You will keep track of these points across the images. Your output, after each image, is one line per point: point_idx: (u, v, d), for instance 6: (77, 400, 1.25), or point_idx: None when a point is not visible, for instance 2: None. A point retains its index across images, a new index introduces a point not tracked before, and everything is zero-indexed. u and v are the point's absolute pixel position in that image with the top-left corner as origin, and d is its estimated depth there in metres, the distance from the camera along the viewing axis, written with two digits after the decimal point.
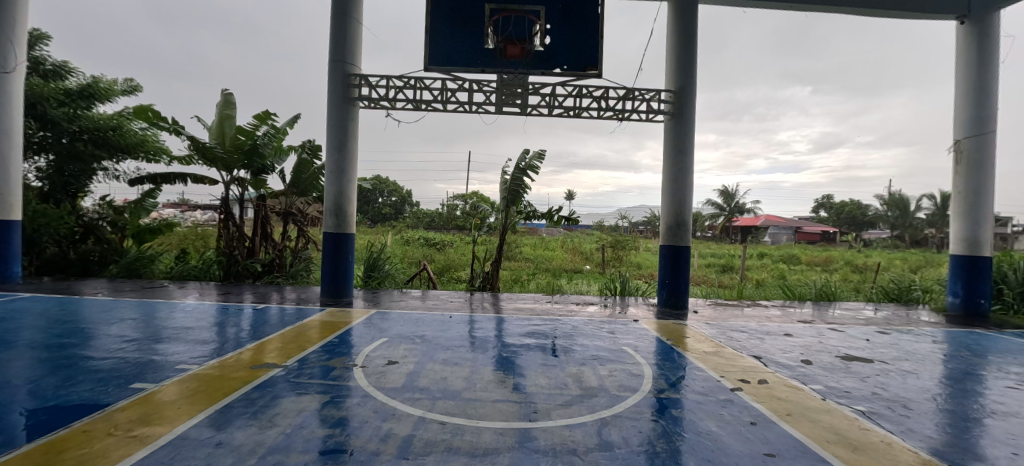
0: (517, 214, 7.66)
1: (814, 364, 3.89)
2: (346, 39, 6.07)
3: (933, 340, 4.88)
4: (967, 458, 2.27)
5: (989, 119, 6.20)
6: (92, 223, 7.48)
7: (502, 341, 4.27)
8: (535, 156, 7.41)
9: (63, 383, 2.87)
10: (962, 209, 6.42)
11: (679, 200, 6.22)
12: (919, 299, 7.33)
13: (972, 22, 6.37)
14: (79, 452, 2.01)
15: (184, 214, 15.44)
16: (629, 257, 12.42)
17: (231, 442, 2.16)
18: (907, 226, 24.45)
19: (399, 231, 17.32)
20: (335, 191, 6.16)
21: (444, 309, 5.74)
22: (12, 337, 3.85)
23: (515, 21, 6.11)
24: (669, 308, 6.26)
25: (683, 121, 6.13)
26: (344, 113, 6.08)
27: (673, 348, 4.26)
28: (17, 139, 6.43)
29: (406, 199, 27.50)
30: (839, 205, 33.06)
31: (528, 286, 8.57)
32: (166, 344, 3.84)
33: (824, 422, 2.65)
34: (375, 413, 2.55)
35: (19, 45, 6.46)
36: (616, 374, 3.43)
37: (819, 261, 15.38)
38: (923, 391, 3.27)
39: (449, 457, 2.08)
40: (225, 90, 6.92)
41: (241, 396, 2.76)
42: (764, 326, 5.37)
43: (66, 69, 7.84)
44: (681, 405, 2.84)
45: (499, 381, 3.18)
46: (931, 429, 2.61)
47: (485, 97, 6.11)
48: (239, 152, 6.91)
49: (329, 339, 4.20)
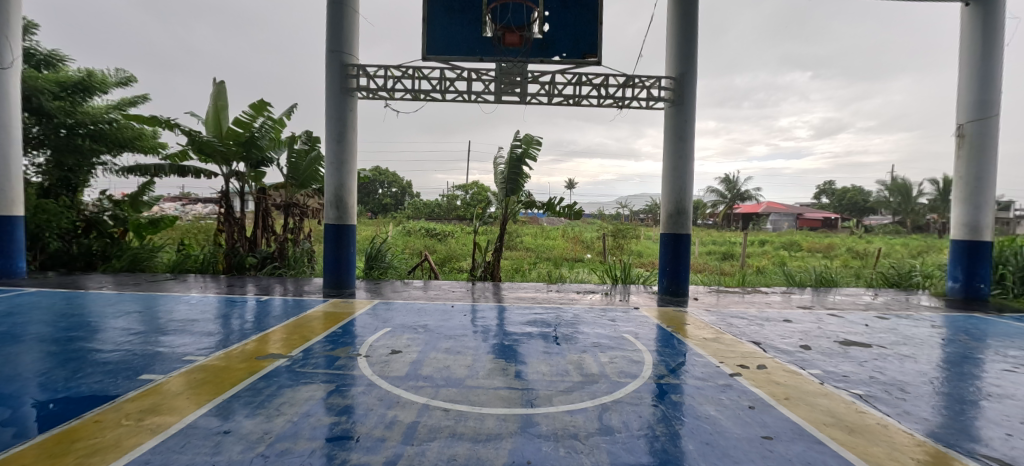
0: (517, 204, 7.57)
1: (812, 349, 3.92)
2: (343, 29, 6.01)
3: (932, 325, 4.93)
4: (963, 440, 2.31)
5: (992, 102, 6.16)
6: (93, 217, 7.57)
7: (504, 330, 4.30)
8: (532, 143, 7.40)
9: (73, 375, 2.92)
10: (963, 194, 6.42)
11: (679, 188, 6.21)
12: (919, 284, 7.36)
13: (977, 5, 6.25)
14: (91, 442, 2.06)
15: (185, 207, 15.54)
16: (629, 245, 12.48)
17: (239, 431, 2.21)
18: (909, 212, 24.46)
19: (400, 223, 17.31)
20: (336, 182, 6.16)
21: (446, 299, 5.79)
22: (19, 331, 3.91)
23: (513, 8, 5.95)
24: (669, 295, 6.31)
25: (684, 108, 6.09)
26: (343, 104, 6.06)
27: (673, 335, 4.31)
28: (17, 135, 6.42)
29: (406, 189, 27.44)
30: (840, 192, 33.19)
31: (528, 276, 8.58)
32: (171, 336, 3.89)
33: (822, 406, 2.69)
34: (380, 401, 2.60)
35: (14, 40, 6.39)
36: (616, 361, 3.46)
37: (821, 247, 15.53)
38: (920, 374, 3.31)
39: (452, 443, 2.12)
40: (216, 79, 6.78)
41: (248, 386, 2.81)
42: (764, 312, 5.41)
43: (56, 58, 7.80)
44: (681, 391, 2.88)
45: (501, 368, 3.22)
46: (927, 412, 2.65)
47: (485, 86, 6.08)
48: (236, 143, 6.87)
49: (333, 329, 4.25)
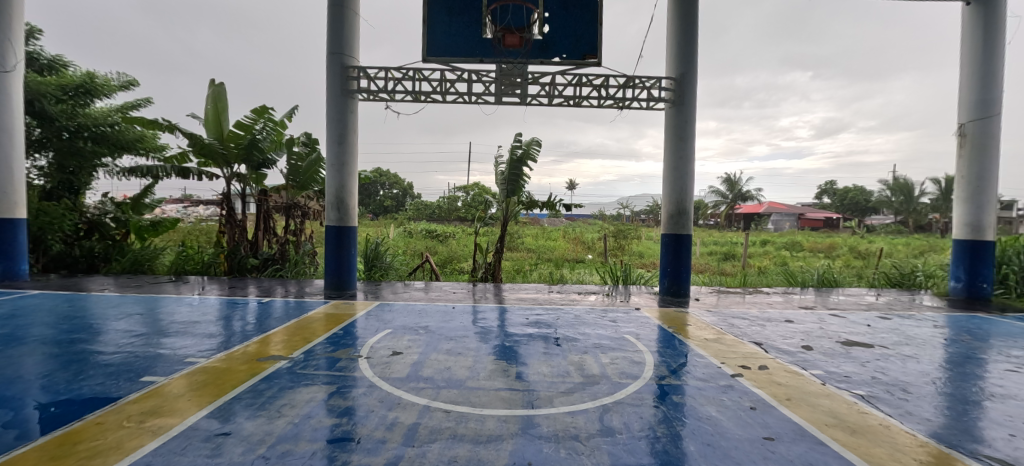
0: (518, 205, 7.58)
1: (814, 350, 3.90)
2: (343, 31, 6.03)
3: (934, 325, 4.91)
4: (965, 440, 2.30)
5: (993, 101, 6.14)
6: (96, 219, 7.61)
7: (505, 331, 4.30)
8: (533, 144, 7.40)
9: (74, 377, 2.92)
10: (966, 194, 6.39)
11: (680, 188, 6.21)
12: (922, 284, 7.33)
13: (978, 5, 6.23)
14: (93, 444, 2.07)
15: (187, 210, 15.62)
16: (630, 246, 12.48)
17: (240, 432, 2.21)
18: (911, 212, 24.38)
19: (401, 224, 17.36)
20: (336, 184, 6.17)
21: (447, 300, 5.79)
22: (21, 333, 3.92)
23: (513, 9, 5.95)
24: (670, 296, 6.30)
25: (684, 108, 6.09)
26: (344, 106, 6.07)
27: (674, 335, 4.31)
28: (19, 137, 6.44)
29: (407, 190, 27.47)
30: (842, 191, 33.15)
31: (529, 277, 8.59)
32: (173, 338, 3.90)
33: (824, 406, 2.68)
34: (380, 402, 2.60)
35: (17, 44, 6.43)
36: (618, 362, 3.46)
37: (822, 247, 15.50)
38: (922, 375, 3.30)
39: (453, 444, 2.12)
40: (212, 81, 6.74)
41: (249, 388, 2.81)
42: (765, 312, 5.41)
43: (60, 62, 7.84)
44: (682, 392, 2.87)
45: (502, 369, 3.22)
46: (929, 412, 2.64)
47: (485, 88, 6.08)
48: (236, 145, 6.91)
49: (335, 331, 4.25)
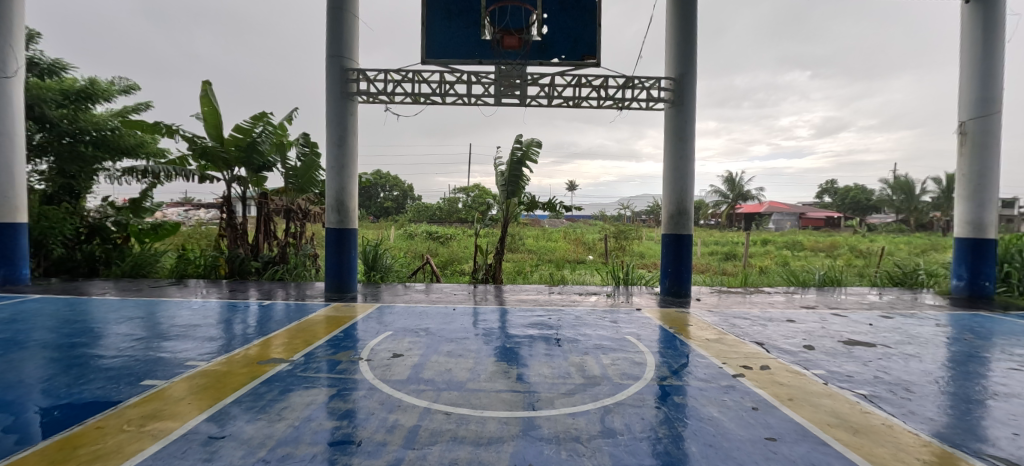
0: (518, 206, 7.57)
1: (816, 349, 3.89)
2: (342, 34, 6.03)
3: (937, 323, 4.89)
4: (969, 439, 2.29)
5: (993, 99, 6.12)
6: (97, 223, 7.60)
7: (506, 332, 4.29)
8: (532, 145, 7.41)
9: (75, 381, 2.93)
10: (968, 192, 6.38)
11: (680, 188, 6.20)
12: (924, 283, 7.31)
13: (977, 3, 6.22)
14: (94, 448, 2.06)
15: (189, 214, 15.64)
16: (631, 246, 12.47)
17: (241, 435, 2.21)
18: (911, 210, 24.35)
19: (402, 226, 17.36)
20: (336, 187, 6.18)
21: (447, 302, 5.79)
22: (23, 338, 3.92)
23: (512, 11, 5.95)
24: (671, 296, 6.29)
25: (684, 109, 6.08)
26: (343, 108, 6.08)
27: (675, 336, 4.31)
28: (21, 141, 6.47)
29: (407, 192, 27.50)
30: (842, 191, 33.11)
31: (530, 278, 8.58)
32: (173, 342, 3.90)
33: (825, 406, 2.67)
34: (381, 405, 2.59)
35: (18, 48, 6.46)
36: (619, 363, 3.45)
37: (823, 246, 15.47)
38: (924, 374, 3.29)
39: (453, 447, 2.12)
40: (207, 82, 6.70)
41: (250, 391, 2.81)
42: (766, 312, 5.40)
43: (60, 66, 7.86)
44: (684, 392, 2.86)
45: (503, 371, 3.21)
46: (932, 412, 2.62)
47: (485, 89, 6.08)
48: (236, 148, 6.93)
49: (335, 333, 4.25)
